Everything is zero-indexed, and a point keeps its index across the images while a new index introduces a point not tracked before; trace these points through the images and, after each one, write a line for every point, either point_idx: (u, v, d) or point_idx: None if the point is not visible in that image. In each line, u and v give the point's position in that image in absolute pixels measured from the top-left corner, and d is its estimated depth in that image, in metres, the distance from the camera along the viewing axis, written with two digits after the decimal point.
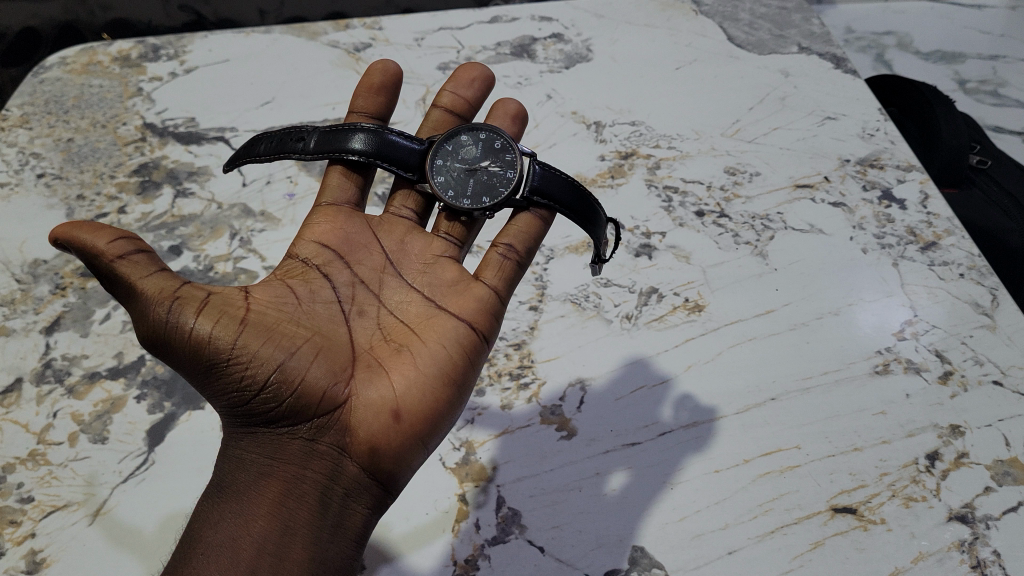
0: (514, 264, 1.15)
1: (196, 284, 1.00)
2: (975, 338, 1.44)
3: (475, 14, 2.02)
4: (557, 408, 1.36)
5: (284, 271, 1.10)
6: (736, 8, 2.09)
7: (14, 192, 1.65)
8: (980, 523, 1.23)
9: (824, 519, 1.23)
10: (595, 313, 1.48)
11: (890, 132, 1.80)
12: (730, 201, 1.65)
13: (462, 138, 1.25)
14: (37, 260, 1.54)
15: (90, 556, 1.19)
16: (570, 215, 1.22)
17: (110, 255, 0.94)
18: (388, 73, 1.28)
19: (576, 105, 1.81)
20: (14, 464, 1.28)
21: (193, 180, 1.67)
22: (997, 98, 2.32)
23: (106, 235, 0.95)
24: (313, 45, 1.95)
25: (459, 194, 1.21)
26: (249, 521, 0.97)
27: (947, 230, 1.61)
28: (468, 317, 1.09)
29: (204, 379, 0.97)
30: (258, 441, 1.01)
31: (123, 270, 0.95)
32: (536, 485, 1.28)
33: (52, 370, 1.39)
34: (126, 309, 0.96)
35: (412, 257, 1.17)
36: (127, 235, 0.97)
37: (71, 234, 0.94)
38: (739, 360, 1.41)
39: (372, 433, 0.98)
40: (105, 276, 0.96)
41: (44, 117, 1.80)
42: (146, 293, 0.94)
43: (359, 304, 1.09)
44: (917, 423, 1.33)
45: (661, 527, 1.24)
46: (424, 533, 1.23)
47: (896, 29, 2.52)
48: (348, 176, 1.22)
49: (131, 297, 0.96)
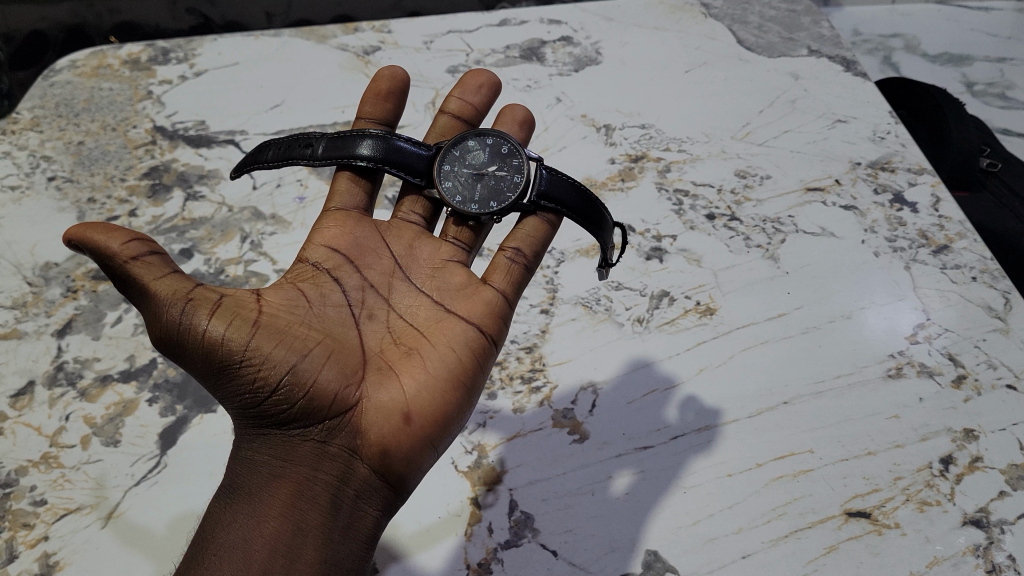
0: (522, 267, 1.16)
1: (209, 287, 1.00)
2: (988, 342, 1.44)
3: (485, 17, 2.02)
4: (569, 412, 1.36)
5: (295, 275, 1.10)
6: (746, 11, 2.09)
7: (24, 195, 1.65)
8: (996, 527, 1.22)
9: (838, 524, 1.23)
10: (607, 315, 1.48)
11: (901, 135, 1.79)
12: (741, 204, 1.65)
13: (469, 144, 1.25)
14: (49, 262, 1.55)
15: (104, 559, 1.19)
16: (578, 219, 1.22)
17: (124, 256, 0.95)
18: (396, 80, 1.28)
19: (586, 108, 1.81)
20: (27, 467, 1.28)
21: (204, 183, 1.67)
22: (1005, 101, 2.32)
23: (120, 237, 0.95)
24: (323, 48, 1.95)
25: (466, 199, 1.21)
26: (262, 522, 0.97)
27: (959, 233, 1.61)
28: (477, 320, 1.09)
29: (216, 381, 0.97)
30: (270, 442, 1.01)
31: (137, 271, 0.95)
32: (548, 489, 1.28)
33: (65, 373, 1.39)
34: (139, 311, 0.96)
35: (421, 262, 1.17)
36: (141, 238, 0.97)
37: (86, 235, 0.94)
38: (751, 364, 1.41)
39: (383, 435, 0.98)
40: (119, 278, 0.96)
41: (55, 120, 1.80)
42: (159, 294, 0.94)
43: (369, 308, 1.10)
44: (931, 427, 1.33)
45: (674, 531, 1.24)
46: (436, 536, 1.23)
47: (904, 31, 2.52)
48: (356, 182, 1.21)
49: (145, 299, 0.96)
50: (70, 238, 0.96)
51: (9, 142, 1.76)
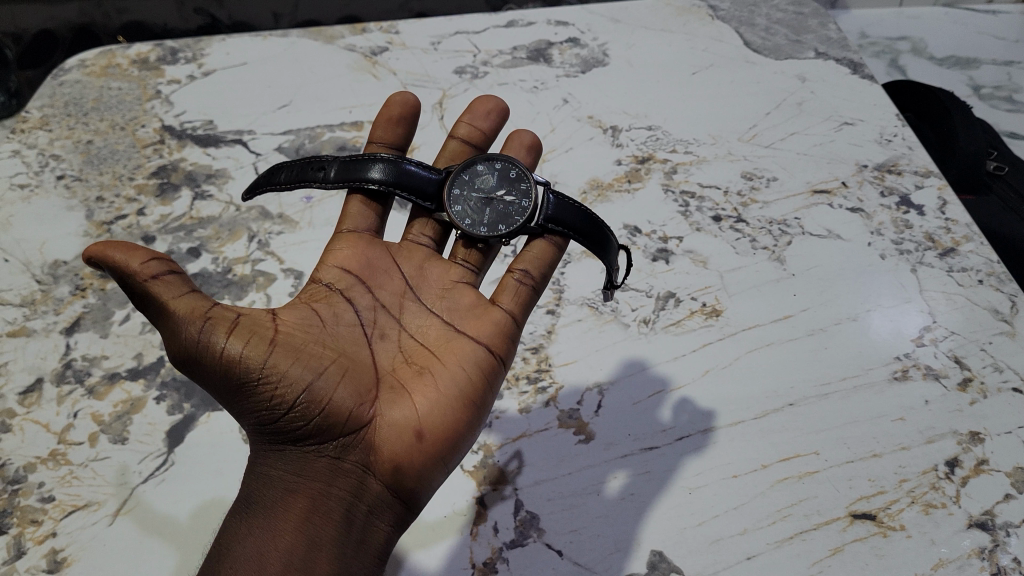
0: (529, 289, 1.16)
1: (226, 306, 1.00)
2: (994, 345, 1.44)
3: (492, 18, 2.03)
4: (574, 412, 1.36)
5: (308, 295, 1.10)
6: (753, 13, 2.10)
7: (34, 194, 1.66)
8: (1001, 530, 1.22)
9: (843, 525, 1.23)
10: (612, 316, 1.48)
11: (908, 137, 1.79)
12: (748, 206, 1.65)
13: (478, 169, 1.26)
14: (58, 261, 1.55)
15: (112, 556, 1.20)
16: (584, 242, 1.22)
17: (143, 274, 0.95)
18: (407, 105, 1.28)
19: (593, 110, 1.82)
20: (35, 464, 1.29)
21: (212, 182, 1.68)
22: (1012, 104, 2.32)
23: (140, 255, 0.96)
24: (330, 48, 1.96)
25: (475, 222, 1.21)
26: (276, 536, 0.96)
27: (966, 237, 1.61)
28: (487, 340, 1.09)
29: (233, 398, 0.97)
30: (285, 458, 1.01)
31: (156, 290, 0.96)
32: (554, 489, 1.29)
33: (73, 371, 1.40)
34: (158, 329, 0.97)
35: (431, 282, 1.18)
36: (159, 257, 0.98)
37: (105, 253, 0.95)
38: (757, 366, 1.41)
39: (396, 452, 0.98)
40: (137, 296, 0.97)
41: (64, 119, 1.81)
42: (179, 313, 0.95)
43: (381, 328, 1.10)
44: (937, 430, 1.33)
45: (680, 531, 1.24)
46: (440, 535, 1.23)
47: (911, 34, 2.52)
48: (368, 205, 1.21)
49: (163, 317, 0.96)
50: (90, 255, 0.96)
51: (18, 142, 1.77)
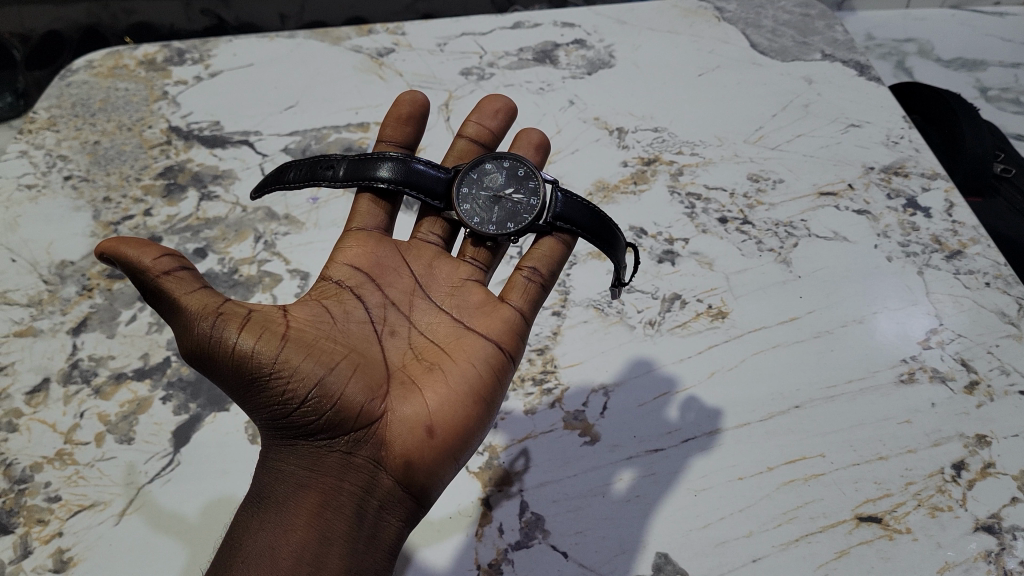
0: (538, 286, 1.16)
1: (238, 303, 1.01)
2: (1001, 347, 1.43)
3: (498, 19, 2.03)
4: (580, 414, 1.36)
5: (318, 292, 1.11)
6: (759, 15, 2.10)
7: (41, 194, 1.67)
8: (1007, 533, 1.22)
9: (849, 528, 1.23)
10: (618, 318, 1.48)
11: (915, 140, 1.79)
12: (753, 208, 1.65)
13: (486, 167, 1.25)
14: (65, 261, 1.56)
15: (118, 556, 1.20)
16: (593, 240, 1.22)
17: (155, 271, 0.96)
18: (416, 103, 1.28)
19: (599, 111, 1.82)
20: (42, 464, 1.29)
21: (218, 183, 1.69)
22: (1019, 105, 2.32)
23: (152, 252, 0.97)
24: (336, 49, 1.96)
25: (484, 221, 1.21)
26: (288, 531, 0.95)
27: (973, 239, 1.60)
28: (496, 337, 1.09)
29: (245, 393, 0.97)
30: (297, 453, 1.01)
31: (168, 286, 0.96)
32: (559, 490, 1.29)
33: (79, 371, 1.40)
34: (171, 325, 0.97)
35: (441, 281, 1.18)
36: (172, 253, 0.99)
37: (119, 249, 0.96)
38: (764, 368, 1.41)
39: (406, 447, 0.98)
40: (151, 293, 0.97)
41: (71, 119, 1.82)
42: (190, 309, 0.95)
43: (391, 325, 1.10)
44: (943, 432, 1.33)
45: (685, 533, 1.24)
46: (444, 534, 1.24)
47: (917, 36, 2.51)
48: (377, 204, 1.22)
49: (175, 313, 0.97)
50: (104, 252, 0.97)
51: (26, 142, 1.77)
